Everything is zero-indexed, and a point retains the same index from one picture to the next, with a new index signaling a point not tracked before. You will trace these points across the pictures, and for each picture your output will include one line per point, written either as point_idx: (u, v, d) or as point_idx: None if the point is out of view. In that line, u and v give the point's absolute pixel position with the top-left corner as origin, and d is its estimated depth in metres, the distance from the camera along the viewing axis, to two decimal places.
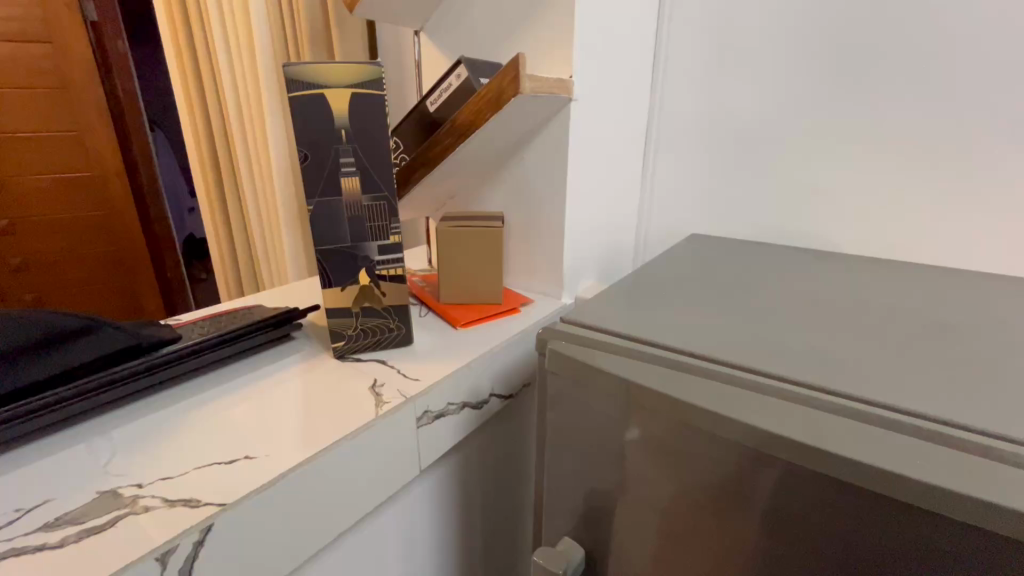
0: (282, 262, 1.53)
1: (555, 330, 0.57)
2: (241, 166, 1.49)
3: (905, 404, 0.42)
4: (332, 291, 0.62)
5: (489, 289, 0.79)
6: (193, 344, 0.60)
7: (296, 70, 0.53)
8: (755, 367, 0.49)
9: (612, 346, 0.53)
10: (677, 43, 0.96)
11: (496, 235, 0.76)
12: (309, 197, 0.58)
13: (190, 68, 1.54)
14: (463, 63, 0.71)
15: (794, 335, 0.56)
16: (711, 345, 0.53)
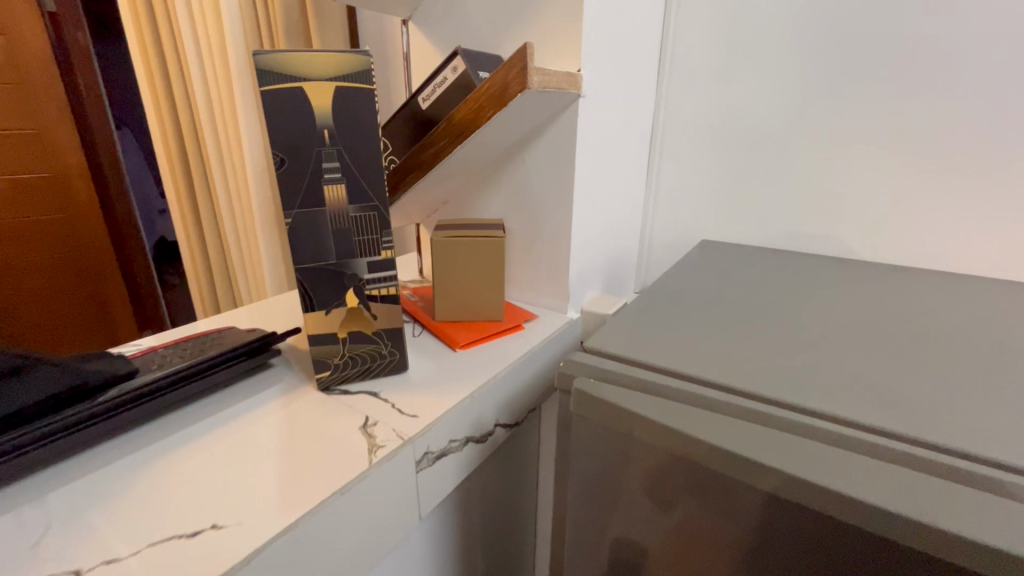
0: (260, 272, 1.43)
1: (578, 362, 0.50)
2: (214, 171, 1.39)
3: (1007, 458, 0.35)
4: (315, 314, 0.54)
5: (492, 305, 0.72)
6: (149, 384, 0.52)
7: (270, 58, 0.45)
8: (808, 404, 0.42)
9: (643, 382, 0.46)
10: (684, 37, 0.89)
11: (499, 247, 0.68)
12: (286, 209, 0.49)
13: (156, 63, 1.43)
14: (460, 55, 0.64)
15: (844, 361, 0.49)
16: (755, 377, 0.46)
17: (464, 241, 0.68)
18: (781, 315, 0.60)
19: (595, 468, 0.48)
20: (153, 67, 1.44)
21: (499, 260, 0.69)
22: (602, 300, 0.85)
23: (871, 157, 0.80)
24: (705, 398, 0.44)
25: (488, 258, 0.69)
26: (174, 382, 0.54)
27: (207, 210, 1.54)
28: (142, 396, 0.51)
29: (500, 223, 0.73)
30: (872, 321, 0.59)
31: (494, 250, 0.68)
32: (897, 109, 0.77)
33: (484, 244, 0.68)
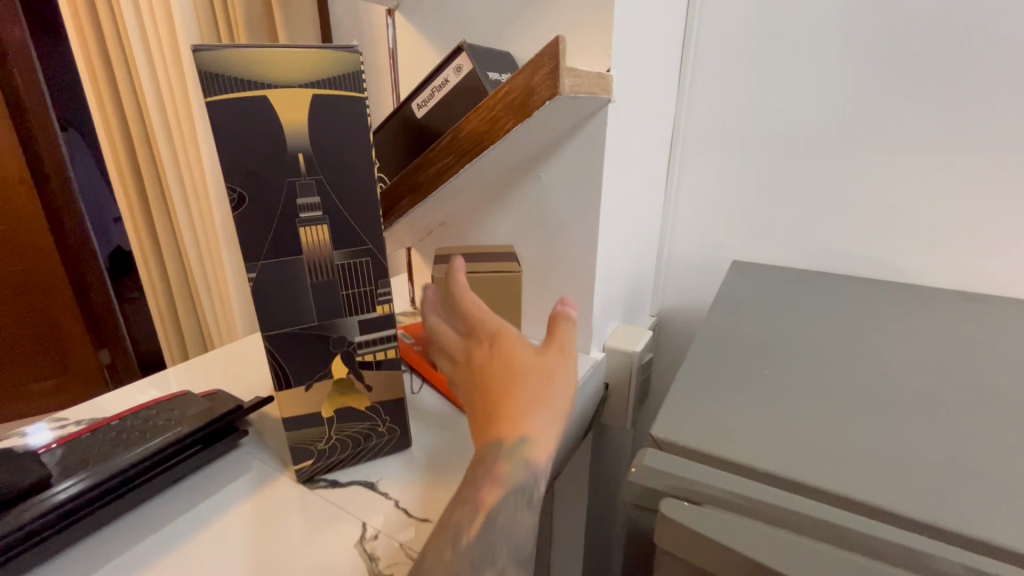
0: (226, 299, 1.27)
1: (657, 465, 0.37)
2: (170, 185, 1.22)
3: None
4: (293, 391, 0.42)
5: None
6: (59, 504, 0.38)
7: (220, 55, 0.32)
8: (970, 531, 0.32)
9: (750, 505, 0.34)
10: (712, 29, 0.78)
11: (514, 284, 0.57)
12: (250, 259, 0.37)
13: (98, 60, 1.25)
14: (464, 51, 0.52)
15: (963, 444, 0.39)
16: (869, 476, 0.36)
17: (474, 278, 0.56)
18: (856, 368, 0.51)
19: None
20: (95, 64, 1.26)
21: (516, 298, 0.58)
22: (627, 334, 0.73)
23: (926, 172, 0.71)
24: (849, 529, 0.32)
25: (502, 297, 0.57)
26: (92, 502, 0.40)
27: (165, 229, 1.37)
28: (40, 530, 0.37)
29: (511, 251, 0.62)
30: (965, 372, 0.50)
31: (509, 287, 0.57)
32: (960, 115, 0.67)
33: (497, 281, 0.56)
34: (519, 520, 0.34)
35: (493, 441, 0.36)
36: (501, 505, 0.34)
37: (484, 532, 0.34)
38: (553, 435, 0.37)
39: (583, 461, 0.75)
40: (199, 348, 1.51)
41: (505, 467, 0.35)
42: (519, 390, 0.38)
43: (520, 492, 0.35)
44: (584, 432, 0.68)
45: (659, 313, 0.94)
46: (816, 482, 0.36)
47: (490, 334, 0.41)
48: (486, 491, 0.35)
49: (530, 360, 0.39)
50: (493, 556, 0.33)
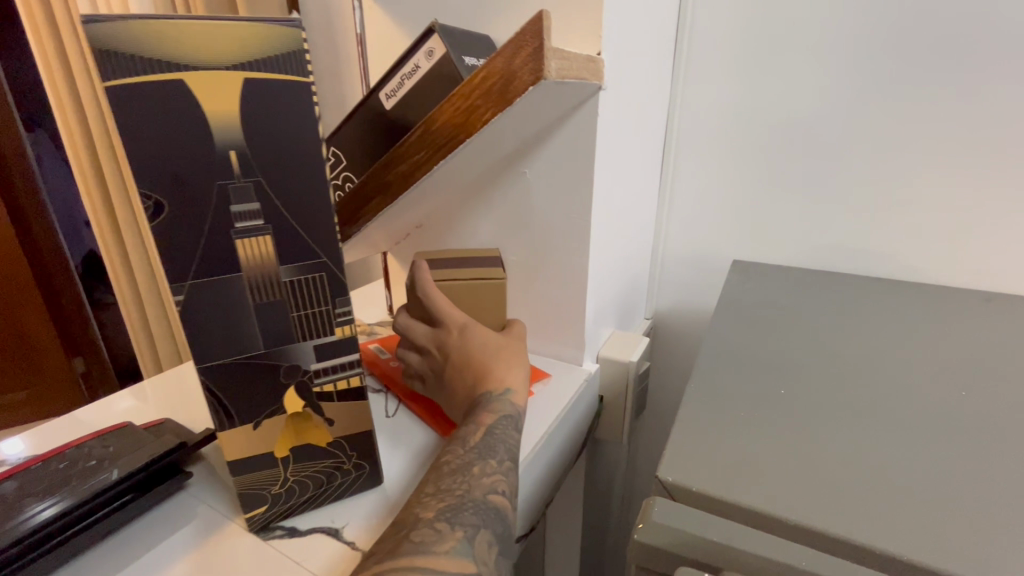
0: None
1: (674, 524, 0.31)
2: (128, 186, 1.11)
3: None
4: (237, 431, 0.36)
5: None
6: None
7: (117, 28, 0.26)
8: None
9: (778, 568, 0.29)
10: (712, 11, 0.71)
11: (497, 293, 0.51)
12: (175, 279, 0.30)
13: (53, 54, 1.16)
14: (436, 32, 0.46)
15: (989, 472, 0.35)
16: (891, 522, 0.31)
17: (448, 287, 0.49)
18: (866, 381, 0.46)
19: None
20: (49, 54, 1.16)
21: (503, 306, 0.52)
22: (622, 341, 0.68)
23: (939, 164, 0.66)
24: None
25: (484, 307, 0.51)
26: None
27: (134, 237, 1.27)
28: None
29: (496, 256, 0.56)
30: (981, 382, 0.45)
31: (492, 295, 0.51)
32: (970, 102, 0.63)
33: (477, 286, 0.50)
34: (513, 433, 0.40)
35: (483, 391, 0.43)
36: (498, 418, 0.40)
37: (486, 437, 0.38)
38: (525, 387, 0.45)
39: (579, 479, 0.69)
40: (173, 359, 1.43)
41: (497, 404, 0.41)
42: (497, 359, 0.46)
43: (509, 418, 0.41)
44: (578, 450, 0.63)
45: (654, 315, 0.89)
46: (854, 535, 0.31)
47: (458, 319, 0.48)
48: (484, 415, 0.40)
49: (502, 337, 0.48)
50: (493, 448, 0.37)
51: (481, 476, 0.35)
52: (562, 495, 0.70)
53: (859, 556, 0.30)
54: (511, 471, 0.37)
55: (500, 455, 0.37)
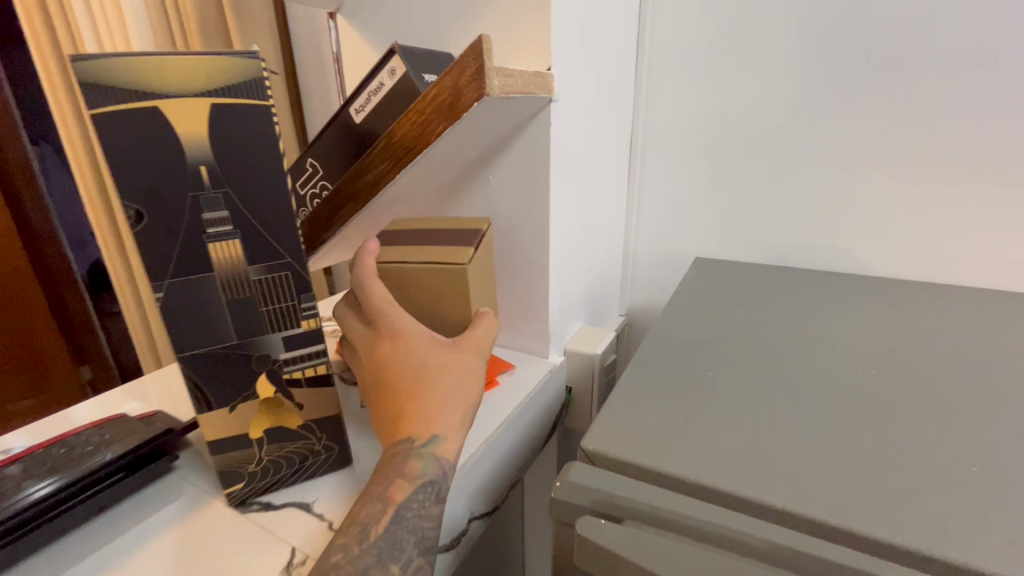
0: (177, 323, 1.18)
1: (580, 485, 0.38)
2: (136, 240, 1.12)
3: None
4: (216, 414, 0.40)
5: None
6: None
7: (99, 64, 0.30)
8: (910, 546, 0.31)
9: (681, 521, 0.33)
10: (669, 24, 0.76)
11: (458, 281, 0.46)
12: (157, 279, 0.35)
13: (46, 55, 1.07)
14: (397, 53, 0.50)
15: (884, 441, 0.40)
16: (786, 481, 0.36)
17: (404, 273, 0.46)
18: (796, 364, 0.50)
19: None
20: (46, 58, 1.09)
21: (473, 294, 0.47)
22: (588, 336, 0.72)
23: (882, 164, 0.70)
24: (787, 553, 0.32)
25: (441, 298, 0.47)
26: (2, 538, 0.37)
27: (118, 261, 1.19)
28: None
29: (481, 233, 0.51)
30: (899, 364, 0.50)
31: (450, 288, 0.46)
32: (908, 106, 0.67)
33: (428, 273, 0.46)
34: (427, 512, 0.38)
35: (404, 440, 0.40)
36: (409, 502, 0.38)
37: (391, 527, 0.37)
38: (459, 432, 0.41)
39: (550, 466, 0.73)
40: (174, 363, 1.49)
41: (416, 465, 0.39)
42: (432, 390, 0.42)
43: (428, 486, 0.39)
44: (546, 437, 0.67)
45: (628, 312, 0.93)
46: (754, 495, 0.35)
47: (396, 328, 0.43)
48: (396, 488, 0.38)
49: (445, 357, 0.43)
50: (400, 546, 0.37)
51: None
52: (535, 483, 0.74)
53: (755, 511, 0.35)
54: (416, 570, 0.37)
55: (406, 555, 0.36)
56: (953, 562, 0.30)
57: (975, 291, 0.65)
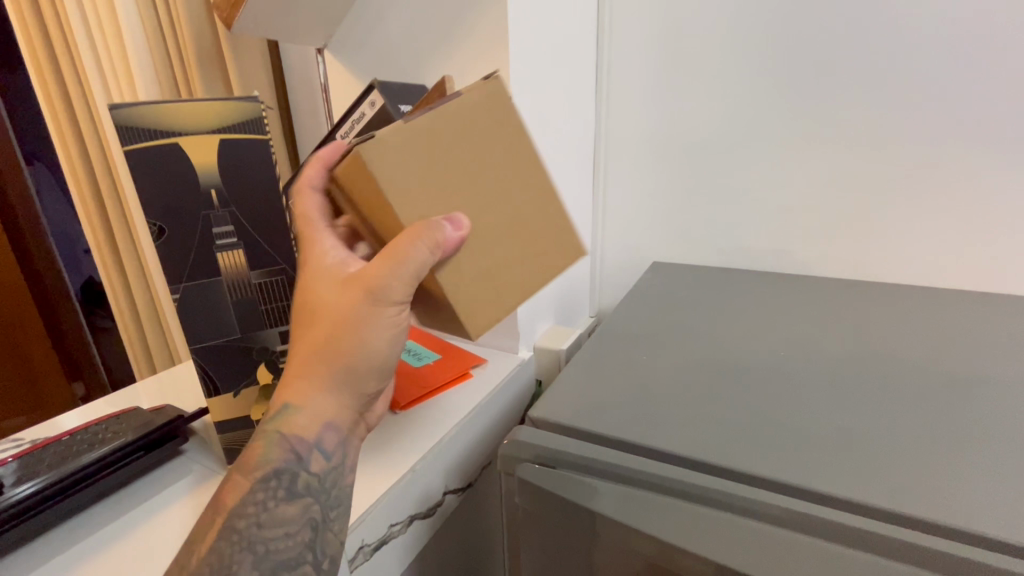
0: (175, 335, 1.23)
1: (520, 441, 0.48)
2: (144, 258, 1.17)
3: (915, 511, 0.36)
4: (223, 398, 0.47)
5: (452, 271, 0.40)
6: (24, 498, 0.43)
7: (132, 110, 0.38)
8: (787, 479, 0.39)
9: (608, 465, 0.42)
10: (623, 55, 0.86)
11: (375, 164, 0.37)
12: (174, 282, 0.42)
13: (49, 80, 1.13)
14: (376, 87, 0.58)
15: (785, 407, 0.48)
16: (698, 438, 0.45)
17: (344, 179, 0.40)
18: (727, 349, 0.59)
19: (564, 551, 0.46)
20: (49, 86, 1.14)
21: (391, 183, 0.37)
22: (555, 333, 0.80)
23: (813, 175, 0.79)
24: (683, 485, 0.41)
25: (374, 203, 0.39)
26: (47, 502, 0.44)
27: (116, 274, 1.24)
28: (9, 519, 0.42)
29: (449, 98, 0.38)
30: (812, 346, 0.58)
31: (366, 180, 0.38)
32: (830, 124, 0.76)
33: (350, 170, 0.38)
34: (275, 502, 0.39)
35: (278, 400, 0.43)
36: (247, 502, 0.39)
37: (229, 525, 0.38)
38: (327, 398, 0.42)
39: None
40: None
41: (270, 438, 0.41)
42: (310, 339, 0.41)
43: (282, 466, 0.41)
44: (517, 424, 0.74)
45: (597, 312, 1.01)
46: (672, 449, 0.43)
47: (302, 261, 0.43)
48: (245, 467, 0.40)
49: (331, 304, 0.41)
50: (243, 558, 0.37)
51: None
52: None
53: (673, 461, 0.43)
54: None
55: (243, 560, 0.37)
56: (821, 489, 0.38)
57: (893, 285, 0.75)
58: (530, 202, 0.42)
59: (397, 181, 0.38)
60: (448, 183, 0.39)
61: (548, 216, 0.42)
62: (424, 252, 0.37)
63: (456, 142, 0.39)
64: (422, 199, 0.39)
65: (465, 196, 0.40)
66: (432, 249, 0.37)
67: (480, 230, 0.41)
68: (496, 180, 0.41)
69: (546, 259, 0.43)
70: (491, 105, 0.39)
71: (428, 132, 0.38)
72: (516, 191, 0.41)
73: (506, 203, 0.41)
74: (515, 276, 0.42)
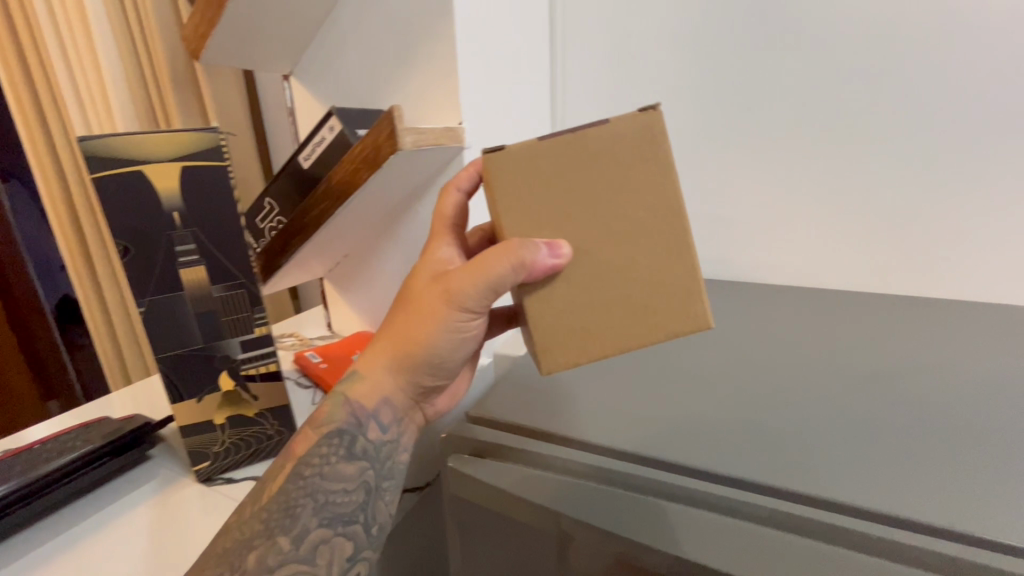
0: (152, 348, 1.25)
1: (460, 436, 0.50)
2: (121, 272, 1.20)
3: None
4: (187, 405, 0.51)
5: (546, 291, 0.42)
6: (5, 496, 0.46)
7: (100, 142, 0.42)
8: None
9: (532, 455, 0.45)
10: (576, 79, 0.92)
11: (502, 169, 0.40)
12: (140, 298, 0.46)
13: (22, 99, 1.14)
14: (334, 114, 0.62)
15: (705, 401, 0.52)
16: None
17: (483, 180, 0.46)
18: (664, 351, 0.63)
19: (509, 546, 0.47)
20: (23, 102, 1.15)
21: (512, 190, 0.41)
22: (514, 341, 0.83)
23: (754, 189, 0.84)
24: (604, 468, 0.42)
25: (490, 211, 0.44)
26: (26, 500, 0.47)
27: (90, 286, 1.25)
28: None
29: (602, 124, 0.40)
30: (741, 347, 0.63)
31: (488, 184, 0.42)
32: (764, 141, 0.81)
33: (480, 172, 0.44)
34: (334, 459, 0.44)
35: (354, 370, 0.49)
36: (313, 452, 0.44)
37: (294, 471, 0.43)
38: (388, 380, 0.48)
39: None
40: None
41: (341, 402, 0.47)
42: (401, 323, 0.48)
43: (344, 429, 0.46)
44: None
45: None
46: None
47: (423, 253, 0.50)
48: (318, 421, 0.46)
49: (422, 296, 0.47)
50: (300, 505, 0.42)
51: (265, 549, 0.40)
52: None
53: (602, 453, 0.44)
54: (310, 535, 0.41)
55: (300, 506, 0.42)
56: None
57: (825, 288, 0.80)
58: (657, 248, 0.41)
59: (512, 188, 0.41)
60: (569, 202, 0.41)
61: (672, 268, 0.41)
62: (509, 268, 0.40)
63: (589, 166, 0.40)
64: (538, 211, 0.41)
65: (583, 218, 0.41)
66: (514, 271, 0.40)
67: (589, 263, 0.41)
68: (623, 215, 0.41)
69: (660, 308, 0.42)
70: (641, 141, 0.40)
71: (568, 150, 0.40)
72: (642, 228, 0.41)
73: (621, 240, 0.41)
74: (617, 320, 0.42)
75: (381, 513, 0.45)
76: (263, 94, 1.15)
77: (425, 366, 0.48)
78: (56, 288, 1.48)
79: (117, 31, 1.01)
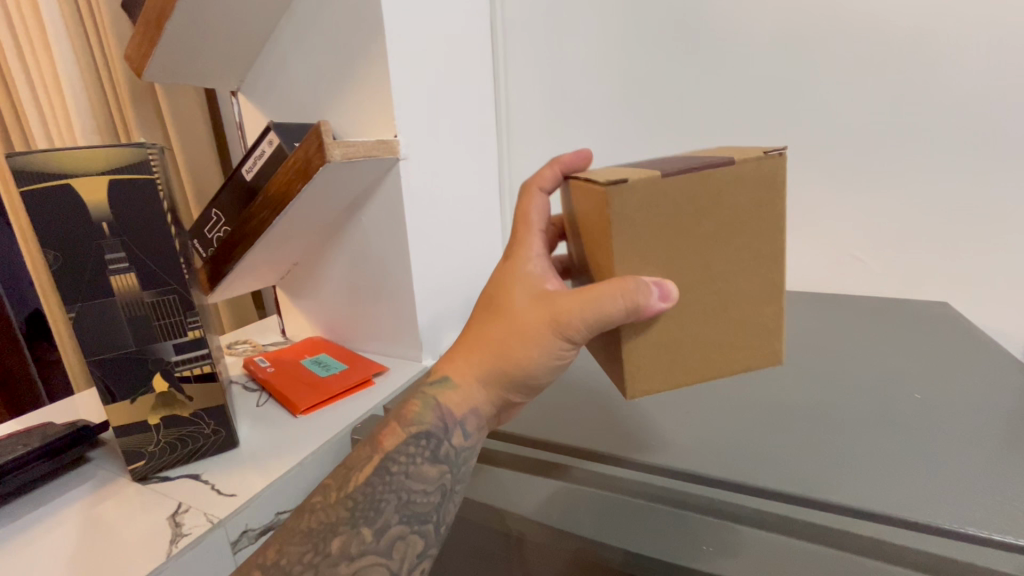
0: None
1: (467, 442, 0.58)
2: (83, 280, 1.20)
3: None
4: (120, 406, 0.53)
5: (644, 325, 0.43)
6: None
7: (28, 158, 0.45)
8: None
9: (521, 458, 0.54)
10: (520, 92, 0.99)
11: (622, 208, 0.39)
12: (71, 303, 0.49)
13: None
14: (272, 129, 0.66)
15: None
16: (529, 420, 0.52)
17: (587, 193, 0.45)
18: None
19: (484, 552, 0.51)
20: None
21: (631, 231, 0.40)
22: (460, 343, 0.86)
23: None
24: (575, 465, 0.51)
25: (598, 238, 0.44)
26: None
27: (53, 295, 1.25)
28: None
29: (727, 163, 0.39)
30: None
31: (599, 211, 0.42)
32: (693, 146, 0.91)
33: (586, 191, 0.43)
34: (419, 461, 0.46)
35: (445, 374, 0.50)
36: (399, 452, 0.47)
37: (379, 465, 0.46)
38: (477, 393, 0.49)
39: None
40: None
41: (428, 408, 0.48)
42: (492, 333, 0.49)
43: (429, 433, 0.48)
44: None
45: None
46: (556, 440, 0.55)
47: (512, 260, 0.52)
48: (405, 419, 0.49)
49: (517, 312, 0.48)
50: (382, 505, 0.44)
51: (345, 542, 0.43)
52: None
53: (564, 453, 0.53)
54: (391, 533, 0.44)
55: (383, 502, 0.44)
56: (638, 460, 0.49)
57: None
58: (755, 283, 0.43)
59: (630, 227, 0.40)
60: (682, 245, 0.41)
61: (764, 307, 0.43)
62: (620, 308, 0.40)
63: (708, 205, 0.40)
64: (647, 248, 0.41)
65: (694, 255, 0.42)
66: (624, 310, 0.40)
67: (694, 298, 0.43)
68: (729, 252, 0.42)
69: (753, 338, 0.44)
70: (761, 182, 0.40)
71: (690, 186, 0.40)
72: (747, 264, 0.42)
73: (726, 277, 0.42)
74: (712, 349, 0.44)
75: (453, 514, 0.47)
76: (223, 109, 1.18)
77: (517, 382, 0.48)
78: (25, 304, 1.40)
79: (75, 48, 1.03)
